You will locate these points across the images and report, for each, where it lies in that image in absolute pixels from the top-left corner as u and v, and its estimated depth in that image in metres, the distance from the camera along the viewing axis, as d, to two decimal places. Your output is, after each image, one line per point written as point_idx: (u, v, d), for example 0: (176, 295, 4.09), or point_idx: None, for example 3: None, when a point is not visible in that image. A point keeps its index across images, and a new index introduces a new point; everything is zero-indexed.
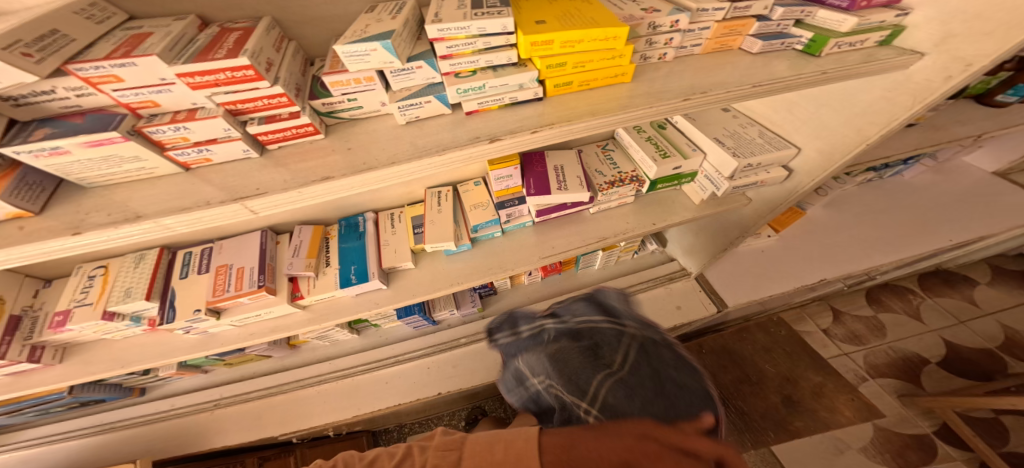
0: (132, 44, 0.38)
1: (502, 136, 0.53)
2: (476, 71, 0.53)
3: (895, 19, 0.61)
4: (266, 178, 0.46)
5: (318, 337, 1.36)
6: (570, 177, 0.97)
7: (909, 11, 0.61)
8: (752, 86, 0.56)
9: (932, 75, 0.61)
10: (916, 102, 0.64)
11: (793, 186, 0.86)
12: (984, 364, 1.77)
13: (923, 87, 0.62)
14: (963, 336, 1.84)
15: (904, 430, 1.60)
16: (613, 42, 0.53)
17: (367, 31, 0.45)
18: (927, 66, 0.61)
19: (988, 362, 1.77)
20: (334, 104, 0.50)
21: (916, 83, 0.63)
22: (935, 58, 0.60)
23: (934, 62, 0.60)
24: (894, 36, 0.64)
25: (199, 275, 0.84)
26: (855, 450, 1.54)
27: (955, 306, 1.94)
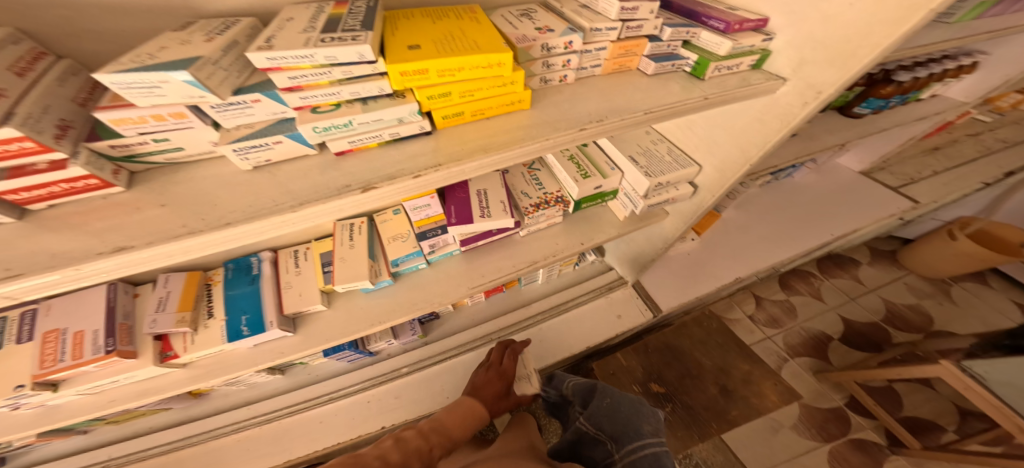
0: None
1: (378, 184, 0.45)
2: (340, 103, 0.45)
3: (762, 43, 0.62)
4: (20, 252, 0.34)
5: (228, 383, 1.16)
6: (493, 202, 0.92)
7: (772, 36, 0.62)
8: (645, 113, 0.54)
9: (792, 100, 0.63)
10: (783, 126, 0.66)
11: (698, 202, 0.88)
12: (876, 336, 2.02)
13: (787, 111, 0.65)
14: (856, 312, 2.11)
15: (822, 405, 1.76)
16: (499, 68, 0.47)
17: (157, 57, 0.34)
18: (789, 91, 0.63)
19: (879, 333, 2.03)
20: (131, 146, 0.38)
21: (780, 107, 0.65)
22: (794, 85, 0.62)
23: (793, 89, 0.63)
24: (762, 61, 0.65)
25: (23, 344, 0.68)
26: (788, 428, 1.69)
27: (848, 286, 2.22)
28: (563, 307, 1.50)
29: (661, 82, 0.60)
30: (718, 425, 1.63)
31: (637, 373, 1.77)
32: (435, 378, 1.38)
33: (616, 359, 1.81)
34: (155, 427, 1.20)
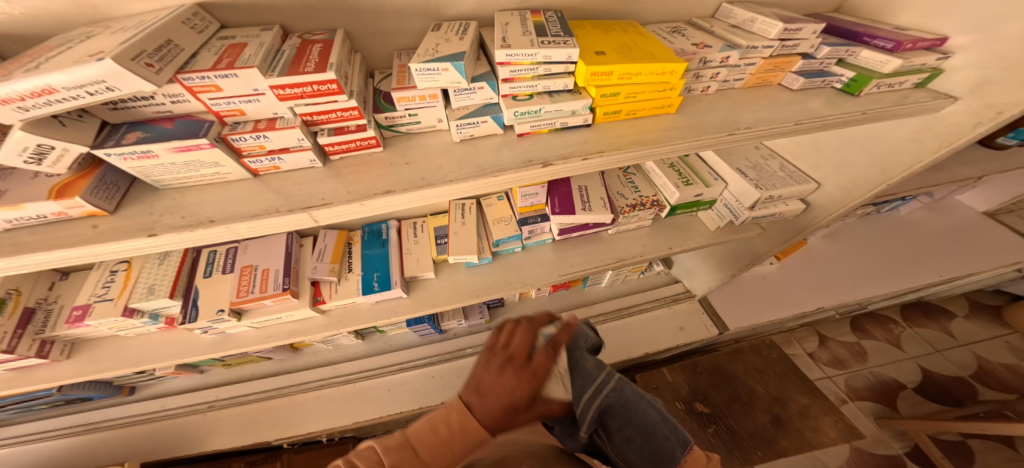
0: (232, 55, 0.41)
1: (554, 162, 0.55)
2: (533, 94, 0.56)
3: (936, 62, 0.62)
4: (328, 189, 0.49)
5: (321, 340, 1.22)
6: (595, 199, 0.98)
7: (949, 55, 0.61)
8: (796, 123, 0.59)
9: (964, 120, 0.63)
10: (943, 146, 0.66)
11: (810, 219, 0.89)
12: (956, 390, 1.83)
13: (954, 131, 0.65)
14: (938, 364, 1.91)
15: (879, 452, 1.67)
16: (669, 75, 0.55)
17: (438, 50, 0.50)
18: (959, 110, 0.63)
19: (960, 388, 1.83)
20: (395, 118, 0.54)
21: (947, 126, 0.65)
22: (968, 103, 0.62)
23: (967, 107, 0.62)
24: (930, 79, 0.64)
25: (223, 275, 0.82)
26: None
27: (933, 336, 2.01)
28: (624, 312, 1.51)
29: (809, 97, 0.64)
30: (764, 453, 1.51)
31: (682, 391, 1.74)
32: None
33: (660, 374, 1.79)
34: (259, 376, 1.26)
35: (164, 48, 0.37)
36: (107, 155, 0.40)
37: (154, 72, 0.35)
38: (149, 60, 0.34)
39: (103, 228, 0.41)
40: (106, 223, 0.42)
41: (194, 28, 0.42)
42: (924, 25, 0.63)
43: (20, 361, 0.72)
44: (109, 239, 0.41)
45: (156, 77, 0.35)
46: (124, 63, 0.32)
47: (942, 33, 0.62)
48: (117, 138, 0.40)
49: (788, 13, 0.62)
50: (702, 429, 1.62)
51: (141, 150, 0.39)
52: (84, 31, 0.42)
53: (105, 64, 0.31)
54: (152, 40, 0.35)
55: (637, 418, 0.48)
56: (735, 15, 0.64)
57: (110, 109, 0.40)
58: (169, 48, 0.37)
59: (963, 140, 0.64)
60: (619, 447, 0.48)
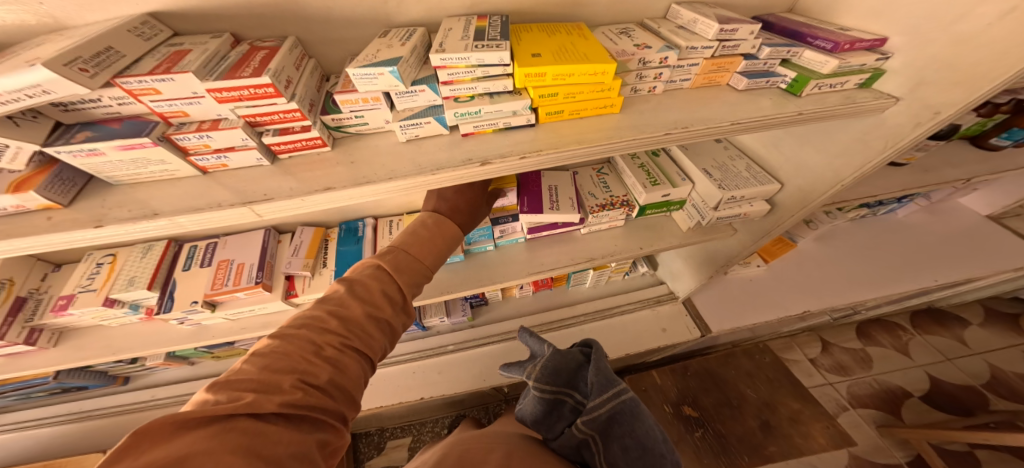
0: (173, 60, 0.44)
1: (493, 160, 0.57)
2: (474, 96, 0.59)
3: (876, 62, 0.62)
4: (272, 186, 0.52)
5: None
6: (563, 198, 1.00)
7: (889, 56, 0.61)
8: (731, 123, 0.60)
9: (904, 120, 0.63)
10: (888, 146, 0.66)
11: (777, 219, 0.89)
12: (965, 399, 1.77)
13: (896, 132, 0.65)
14: (948, 372, 1.85)
15: (877, 459, 1.62)
16: (601, 76, 0.56)
17: (377, 56, 0.52)
18: (900, 111, 0.63)
19: (970, 397, 1.77)
20: (342, 119, 0.57)
21: (889, 127, 0.65)
22: (908, 105, 0.62)
23: (907, 108, 0.62)
24: (874, 79, 0.64)
25: (200, 268, 0.86)
26: None
27: (944, 345, 1.95)
28: (608, 312, 1.51)
29: (751, 97, 0.64)
30: (752, 458, 1.50)
31: (671, 393, 1.70)
32: (479, 361, 1.45)
33: (650, 377, 1.76)
34: None
35: (103, 54, 0.41)
36: (56, 153, 0.44)
37: (88, 76, 0.38)
38: (84, 66, 0.38)
39: (57, 220, 0.45)
40: (60, 215, 0.46)
41: (141, 36, 0.46)
42: (866, 24, 0.64)
43: (9, 348, 0.77)
44: (62, 229, 0.45)
45: (90, 81, 0.39)
46: (57, 69, 0.36)
47: (883, 34, 0.62)
48: (67, 138, 0.44)
49: (730, 14, 0.63)
50: (689, 434, 1.60)
51: (87, 148, 0.43)
52: (42, 38, 0.46)
53: (41, 71, 0.35)
54: (88, 48, 0.40)
55: (639, 430, 0.62)
56: (682, 16, 0.65)
57: (61, 111, 0.44)
58: (109, 54, 0.42)
59: (902, 143, 0.65)
60: (614, 454, 0.60)
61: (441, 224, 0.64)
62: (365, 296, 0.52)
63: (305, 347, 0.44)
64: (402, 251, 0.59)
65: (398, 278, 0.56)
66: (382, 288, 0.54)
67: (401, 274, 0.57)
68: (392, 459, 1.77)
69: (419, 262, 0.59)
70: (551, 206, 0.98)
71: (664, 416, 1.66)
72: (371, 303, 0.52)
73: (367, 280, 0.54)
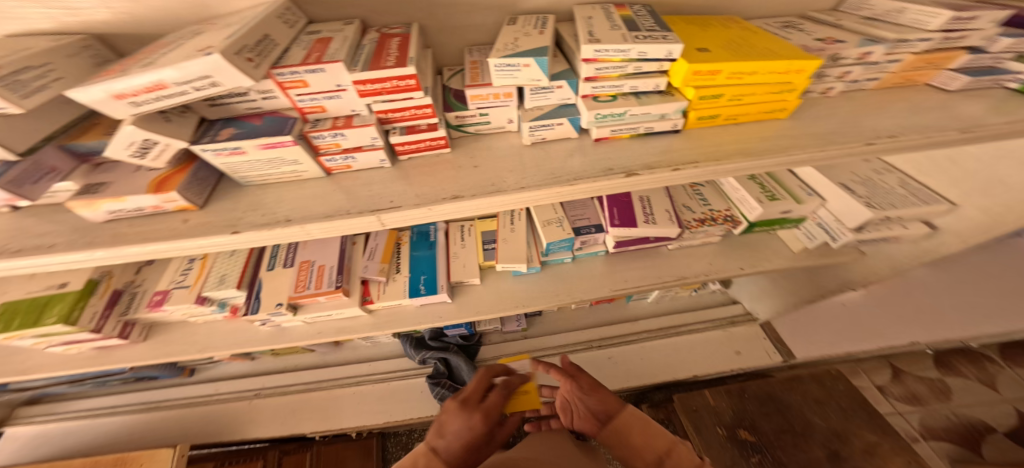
0: (319, 48, 0.39)
1: (639, 171, 0.48)
2: (617, 95, 0.50)
3: None
4: (397, 191, 0.46)
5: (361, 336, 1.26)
6: (659, 211, 0.90)
7: None
8: (964, 132, 0.47)
9: None
10: None
11: (933, 246, 0.74)
12: None
13: None
14: None
15: None
16: (794, 76, 0.45)
17: (518, 45, 0.46)
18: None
19: None
20: (465, 117, 0.51)
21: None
22: None
23: None
24: None
25: (284, 268, 0.83)
26: None
27: None
28: (673, 330, 1.39)
29: (967, 100, 0.51)
30: None
31: (724, 416, 1.53)
32: None
33: (700, 396, 1.57)
34: (304, 367, 1.30)
35: (262, 43, 0.35)
36: (201, 150, 0.39)
37: (252, 67, 0.33)
38: (250, 55, 0.33)
39: (194, 223, 0.41)
40: (197, 218, 0.42)
41: (287, 22, 0.41)
42: None
43: (102, 342, 0.77)
44: (193, 235, 0.41)
45: (255, 71, 0.33)
46: (228, 58, 0.30)
47: None
48: (212, 134, 0.39)
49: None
50: (743, 458, 1.41)
51: (231, 146, 0.38)
52: (198, 28, 0.42)
53: (212, 60, 0.29)
54: (252, 34, 0.34)
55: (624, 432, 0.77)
56: (873, 5, 0.53)
57: (207, 104, 0.39)
58: (265, 42, 0.36)
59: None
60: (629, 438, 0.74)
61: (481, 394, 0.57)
62: None
63: None
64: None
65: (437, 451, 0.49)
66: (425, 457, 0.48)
67: None
68: None
69: None
70: (648, 221, 0.88)
71: (716, 439, 1.50)
72: None
73: None
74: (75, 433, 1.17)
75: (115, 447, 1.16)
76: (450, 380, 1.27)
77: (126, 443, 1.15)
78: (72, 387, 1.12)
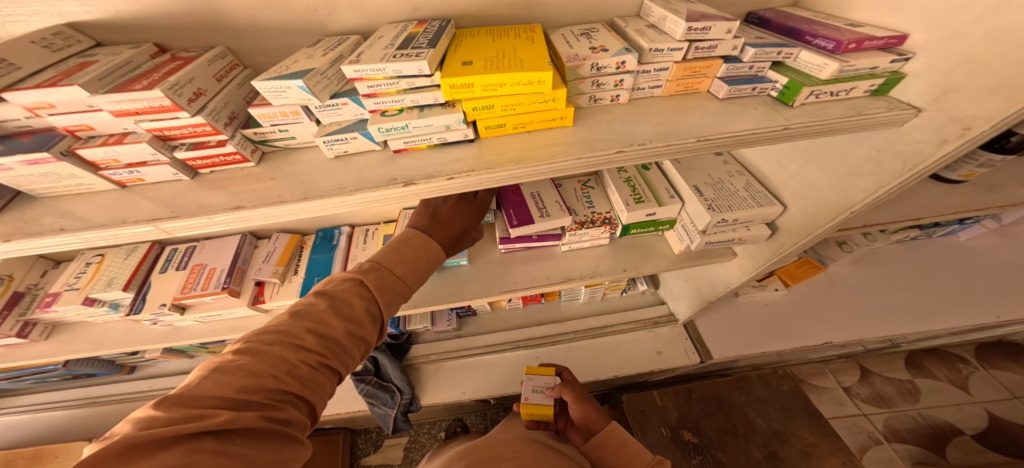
0: (70, 71, 0.44)
1: (418, 181, 0.52)
2: (403, 109, 0.54)
3: (892, 64, 0.48)
4: (184, 202, 0.51)
5: None
6: (550, 203, 0.93)
7: (910, 56, 0.47)
8: (697, 140, 0.50)
9: (925, 137, 0.49)
10: (906, 170, 0.52)
11: (778, 247, 0.75)
12: None
13: (916, 150, 0.50)
14: (1015, 412, 1.61)
15: None
16: (540, 86, 0.49)
17: (290, 68, 0.49)
18: (922, 124, 0.49)
19: None
20: (266, 134, 0.54)
21: (908, 144, 0.51)
22: (930, 117, 0.47)
23: (929, 121, 0.48)
24: (891, 84, 0.49)
25: (176, 271, 0.89)
26: None
27: (1015, 382, 1.69)
28: (601, 331, 1.41)
29: (733, 107, 0.53)
30: None
31: (670, 416, 1.57)
32: (460, 372, 1.40)
33: (649, 397, 1.63)
34: None
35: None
36: None
37: None
38: None
39: None
40: None
41: (47, 47, 0.47)
42: (882, 20, 0.50)
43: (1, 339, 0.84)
44: None
45: None
46: None
47: (902, 30, 0.48)
48: None
49: (710, 10, 0.52)
50: (684, 459, 1.46)
51: None
52: None
53: None
54: None
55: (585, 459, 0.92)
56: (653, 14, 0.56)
57: None
58: None
59: (930, 161, 0.49)
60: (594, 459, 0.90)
61: (427, 244, 0.59)
62: (346, 312, 0.47)
63: (273, 364, 0.40)
64: (386, 268, 0.53)
65: (380, 297, 0.50)
66: (366, 306, 0.49)
67: (383, 294, 0.51)
68: (388, 457, 1.75)
69: (404, 284, 0.53)
70: (542, 214, 0.90)
71: (660, 439, 1.54)
72: (351, 321, 0.47)
73: (346, 297, 0.48)
74: (22, 426, 1.25)
75: (56, 440, 1.22)
76: (377, 377, 1.33)
77: (67, 434, 1.23)
78: (13, 383, 1.18)
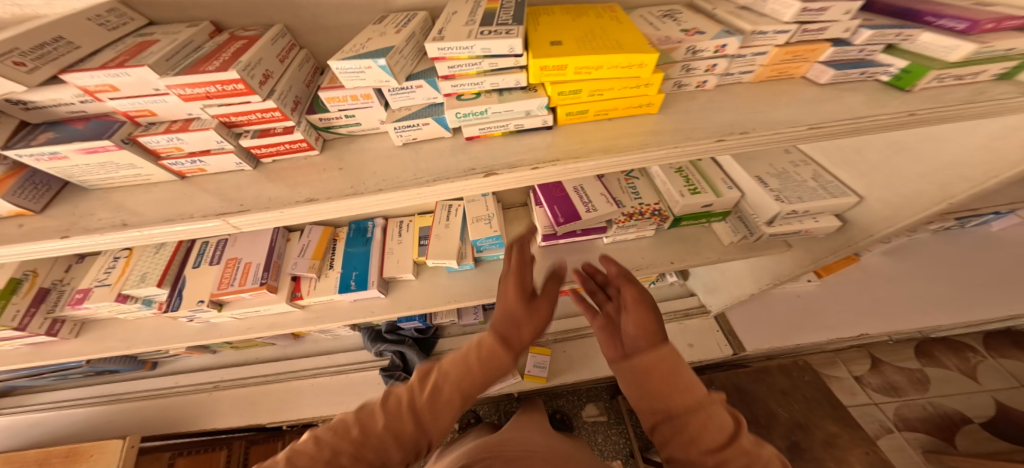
0: (133, 52, 0.39)
1: (499, 170, 0.48)
2: (480, 93, 0.50)
3: None
4: (250, 194, 0.47)
5: (318, 330, 1.25)
6: (595, 196, 0.87)
7: None
8: (808, 128, 0.46)
9: None
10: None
11: (845, 239, 0.74)
12: None
13: None
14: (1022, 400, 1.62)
15: None
16: (638, 70, 0.45)
17: (365, 47, 0.44)
18: None
19: None
20: (331, 119, 0.50)
21: None
22: None
23: None
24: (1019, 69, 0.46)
25: (210, 266, 0.85)
26: None
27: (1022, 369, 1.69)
28: None
29: (837, 93, 0.50)
30: None
31: None
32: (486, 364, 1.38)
33: None
34: (262, 360, 1.33)
35: (47, 45, 0.37)
36: (18, 156, 0.41)
37: (25, 71, 0.35)
38: (20, 59, 0.35)
39: (28, 228, 0.43)
40: (33, 224, 0.44)
41: (103, 25, 0.42)
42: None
43: (31, 338, 0.81)
44: (33, 239, 0.43)
45: (28, 75, 0.35)
46: None
47: None
48: (28, 139, 0.41)
49: None
50: None
51: (48, 151, 0.40)
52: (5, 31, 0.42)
53: None
54: (29, 39, 0.36)
55: None
56: None
57: (22, 109, 0.41)
58: (56, 46, 0.38)
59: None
60: None
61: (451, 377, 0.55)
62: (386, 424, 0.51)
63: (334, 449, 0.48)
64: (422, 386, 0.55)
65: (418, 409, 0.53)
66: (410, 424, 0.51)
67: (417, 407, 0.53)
68: None
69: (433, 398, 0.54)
70: (588, 209, 0.84)
71: None
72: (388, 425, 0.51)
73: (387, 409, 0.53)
74: (44, 423, 1.24)
75: (78, 439, 1.21)
76: (405, 373, 1.29)
77: (91, 431, 1.21)
78: (34, 380, 1.16)
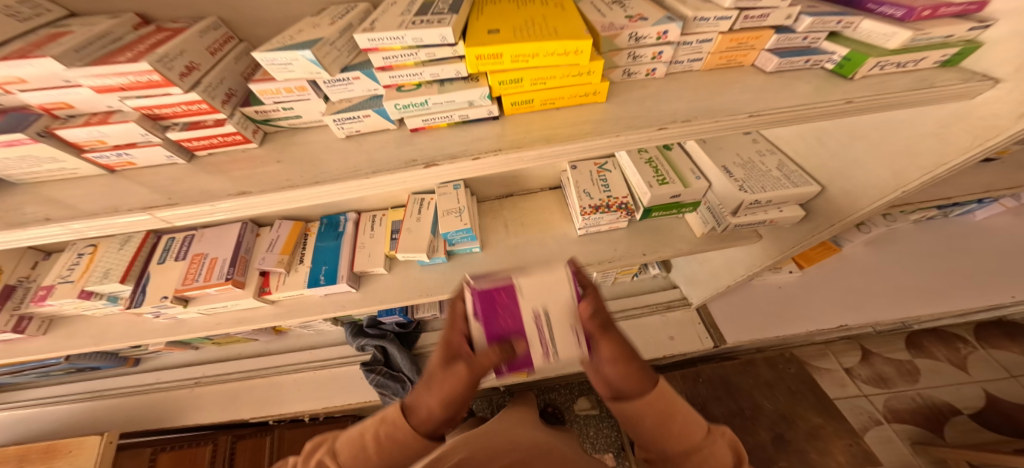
0: (44, 42, 0.39)
1: (440, 161, 0.47)
2: (420, 84, 0.49)
3: (969, 33, 0.44)
4: (183, 188, 0.46)
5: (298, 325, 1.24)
6: (561, 340, 0.49)
7: (990, 23, 0.43)
8: (750, 116, 0.46)
9: (1002, 111, 0.46)
10: (978, 143, 0.49)
11: (810, 228, 0.74)
12: None
13: (988, 124, 0.47)
14: (1010, 391, 1.63)
15: None
16: (576, 56, 0.44)
17: (295, 39, 0.43)
18: (1000, 96, 0.46)
19: None
20: (269, 112, 0.49)
21: (981, 117, 0.48)
22: (1011, 87, 0.44)
23: (1008, 94, 0.44)
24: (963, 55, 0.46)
25: (175, 262, 0.84)
26: None
27: (1012, 360, 1.71)
28: (613, 316, 1.39)
29: (784, 80, 0.49)
30: None
31: None
32: None
33: None
34: (245, 356, 1.33)
35: None
36: None
37: None
38: None
39: None
40: None
41: (15, 15, 0.41)
42: None
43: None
44: None
45: None
46: None
47: None
48: None
49: None
50: None
51: None
52: None
53: None
54: None
55: None
56: None
57: None
58: None
59: (1003, 137, 0.46)
60: None
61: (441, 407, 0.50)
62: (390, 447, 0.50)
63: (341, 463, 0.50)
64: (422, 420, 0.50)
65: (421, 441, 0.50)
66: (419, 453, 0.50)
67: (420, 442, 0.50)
68: None
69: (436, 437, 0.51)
70: (547, 358, 0.48)
71: None
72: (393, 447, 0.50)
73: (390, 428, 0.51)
74: (27, 419, 1.24)
75: (62, 435, 1.21)
76: (387, 367, 1.29)
77: (75, 428, 1.22)
78: (16, 377, 1.16)
